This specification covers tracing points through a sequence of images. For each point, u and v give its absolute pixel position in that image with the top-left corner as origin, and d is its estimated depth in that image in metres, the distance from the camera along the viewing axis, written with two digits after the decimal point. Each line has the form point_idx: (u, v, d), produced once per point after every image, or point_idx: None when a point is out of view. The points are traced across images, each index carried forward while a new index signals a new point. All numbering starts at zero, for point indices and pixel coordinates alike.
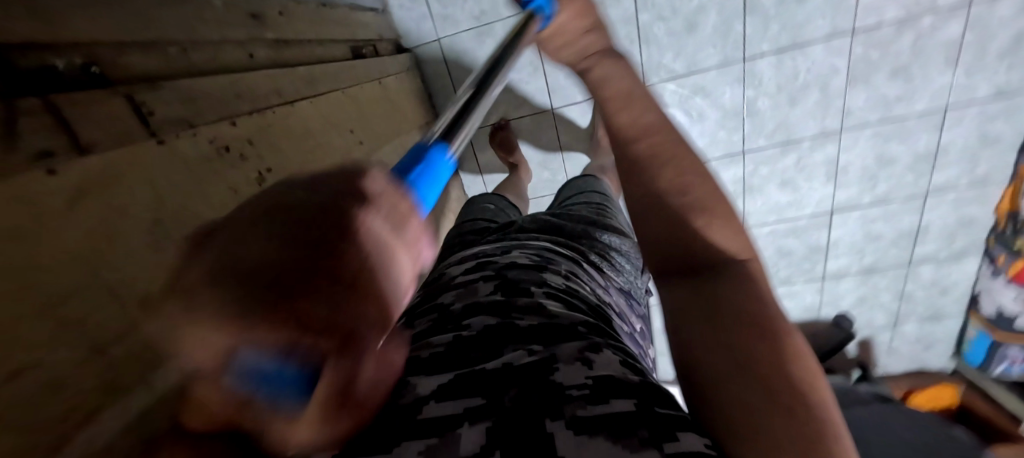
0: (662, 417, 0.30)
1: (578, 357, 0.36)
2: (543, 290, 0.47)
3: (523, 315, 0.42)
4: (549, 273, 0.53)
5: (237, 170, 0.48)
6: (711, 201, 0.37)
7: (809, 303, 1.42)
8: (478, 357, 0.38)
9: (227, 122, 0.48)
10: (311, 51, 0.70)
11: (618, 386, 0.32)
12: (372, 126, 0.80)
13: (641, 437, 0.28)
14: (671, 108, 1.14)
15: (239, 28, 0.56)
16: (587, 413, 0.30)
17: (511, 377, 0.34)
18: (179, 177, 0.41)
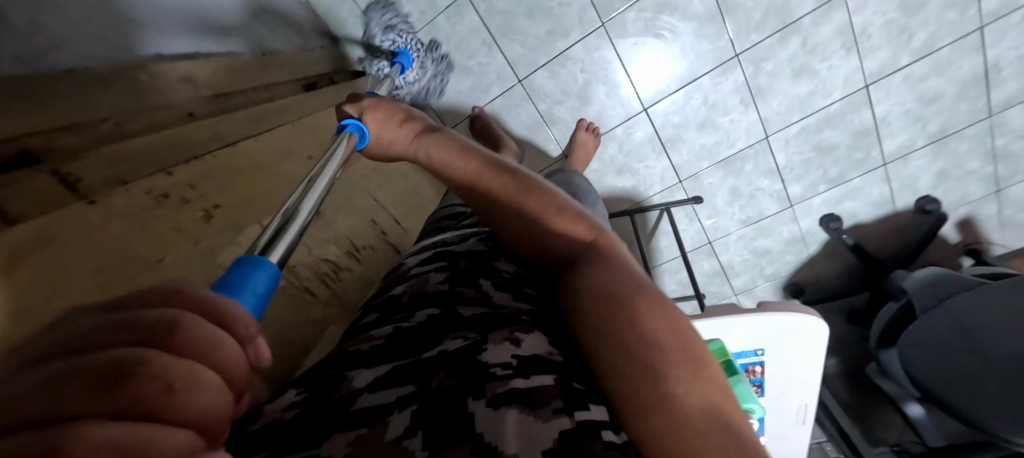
0: (576, 391, 0.35)
1: (507, 339, 0.40)
2: (492, 283, 0.52)
3: (468, 306, 0.47)
4: (498, 263, 0.59)
5: (179, 212, 0.52)
6: (551, 220, 0.48)
7: (879, 197, 1.22)
8: (420, 349, 0.41)
9: (162, 173, 0.53)
10: (257, 95, 0.76)
11: (539, 366, 0.37)
12: (334, 149, 0.83)
13: (554, 407, 0.33)
14: (639, 37, 1.06)
15: (175, 93, 0.62)
16: (509, 388, 0.34)
17: (447, 362, 0.38)
18: (118, 228, 0.46)
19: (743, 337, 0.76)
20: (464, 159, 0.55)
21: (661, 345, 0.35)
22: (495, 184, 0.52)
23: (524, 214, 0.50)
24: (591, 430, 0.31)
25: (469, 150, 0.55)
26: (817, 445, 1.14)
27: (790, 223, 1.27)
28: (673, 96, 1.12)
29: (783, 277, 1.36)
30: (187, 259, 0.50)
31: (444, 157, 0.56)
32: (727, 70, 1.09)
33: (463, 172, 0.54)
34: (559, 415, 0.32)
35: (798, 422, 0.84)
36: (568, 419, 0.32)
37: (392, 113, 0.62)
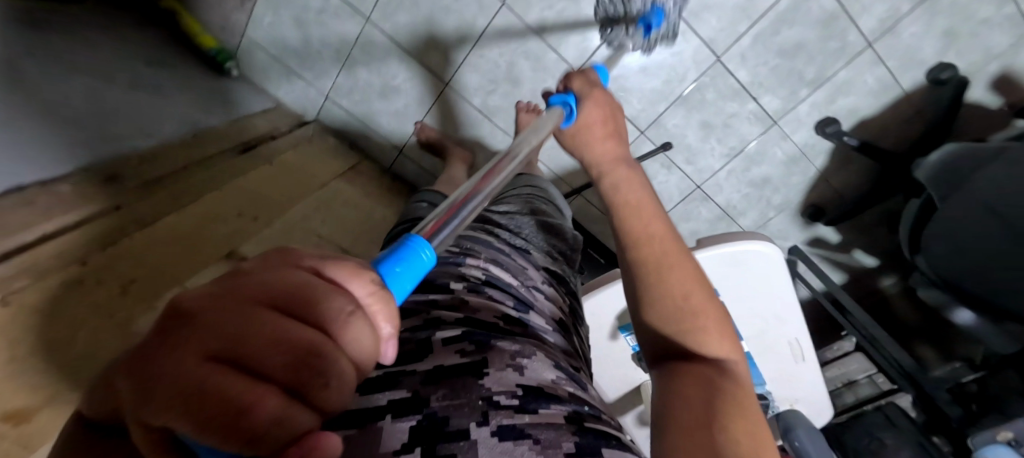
0: (583, 430, 0.38)
1: (507, 367, 0.43)
2: (467, 288, 0.55)
3: (450, 313, 0.50)
4: (466, 268, 0.59)
5: (94, 294, 0.59)
6: (691, 318, 0.47)
7: (876, 83, 1.04)
8: (415, 358, 0.43)
9: (75, 264, 0.59)
10: (185, 173, 0.85)
11: (539, 399, 0.40)
12: (268, 199, 0.90)
13: (564, 449, 0.34)
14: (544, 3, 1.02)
15: (99, 194, 0.70)
16: (514, 420, 0.36)
17: (443, 381, 0.39)
18: (29, 321, 0.52)
19: None
20: (655, 220, 0.56)
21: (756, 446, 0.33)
22: (667, 251, 0.52)
23: (672, 289, 0.49)
24: None
25: (651, 208, 0.58)
26: (867, 379, 1.03)
27: (781, 142, 1.14)
28: (600, 50, 1.06)
29: (797, 201, 1.22)
30: (102, 334, 0.56)
31: (623, 187, 0.62)
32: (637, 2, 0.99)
33: (650, 235, 0.54)
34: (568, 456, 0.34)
35: (796, 361, 0.76)
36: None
37: (609, 114, 0.70)
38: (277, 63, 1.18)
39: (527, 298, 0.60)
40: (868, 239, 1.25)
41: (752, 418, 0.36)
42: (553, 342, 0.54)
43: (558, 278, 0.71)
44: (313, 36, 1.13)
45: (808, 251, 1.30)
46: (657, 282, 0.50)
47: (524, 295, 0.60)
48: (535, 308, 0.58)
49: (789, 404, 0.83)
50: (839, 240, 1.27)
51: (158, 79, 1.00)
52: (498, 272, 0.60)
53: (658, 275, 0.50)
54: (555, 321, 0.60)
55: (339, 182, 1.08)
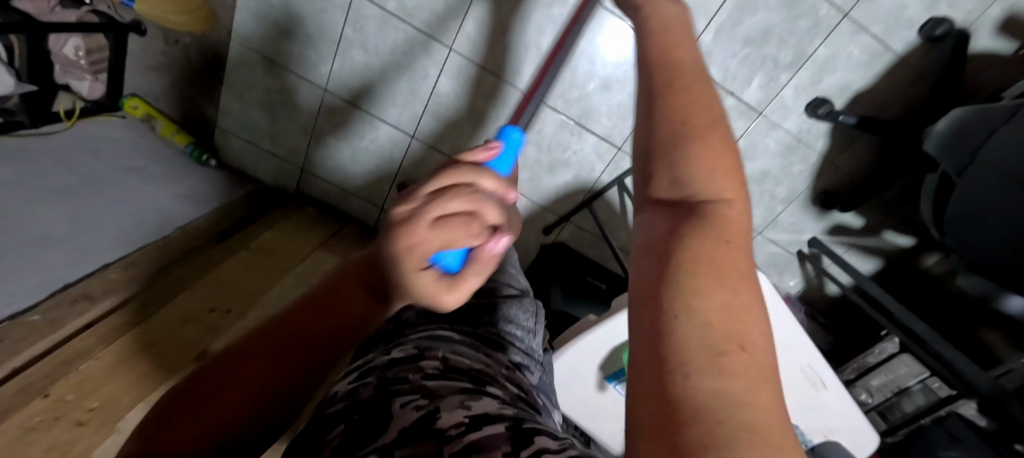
0: (522, 432, 0.33)
1: (458, 406, 0.37)
2: (423, 374, 0.45)
3: (404, 395, 0.40)
4: (424, 361, 0.48)
5: (53, 428, 0.59)
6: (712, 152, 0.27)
7: (863, 53, 0.94)
8: (374, 435, 0.35)
9: (39, 396, 0.60)
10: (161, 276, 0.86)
11: (489, 419, 0.35)
12: (243, 288, 0.90)
13: (505, 449, 0.29)
14: None
15: (74, 314, 0.72)
16: (464, 440, 0.31)
17: (411, 435, 0.33)
18: None
19: None
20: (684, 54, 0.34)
21: (731, 329, 0.17)
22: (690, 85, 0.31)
23: (685, 115, 0.30)
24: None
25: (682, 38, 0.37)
26: (921, 384, 0.85)
27: (771, 132, 1.06)
28: (557, 75, 1.02)
29: (804, 190, 1.13)
30: None
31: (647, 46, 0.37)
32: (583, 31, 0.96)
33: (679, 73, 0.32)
34: (509, 454, 0.29)
35: (818, 388, 0.64)
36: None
37: None
38: (251, 146, 1.20)
39: (490, 376, 0.50)
40: (895, 218, 1.13)
41: (733, 275, 0.20)
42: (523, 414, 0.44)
43: (526, 365, 0.60)
44: (278, 114, 1.14)
45: (829, 241, 1.19)
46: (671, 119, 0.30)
47: (489, 375, 0.50)
48: (498, 384, 0.49)
49: (824, 435, 0.70)
50: (862, 223, 1.15)
51: (140, 185, 1.03)
52: (458, 358, 0.51)
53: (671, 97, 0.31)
54: (522, 397, 0.50)
55: (319, 253, 1.08)
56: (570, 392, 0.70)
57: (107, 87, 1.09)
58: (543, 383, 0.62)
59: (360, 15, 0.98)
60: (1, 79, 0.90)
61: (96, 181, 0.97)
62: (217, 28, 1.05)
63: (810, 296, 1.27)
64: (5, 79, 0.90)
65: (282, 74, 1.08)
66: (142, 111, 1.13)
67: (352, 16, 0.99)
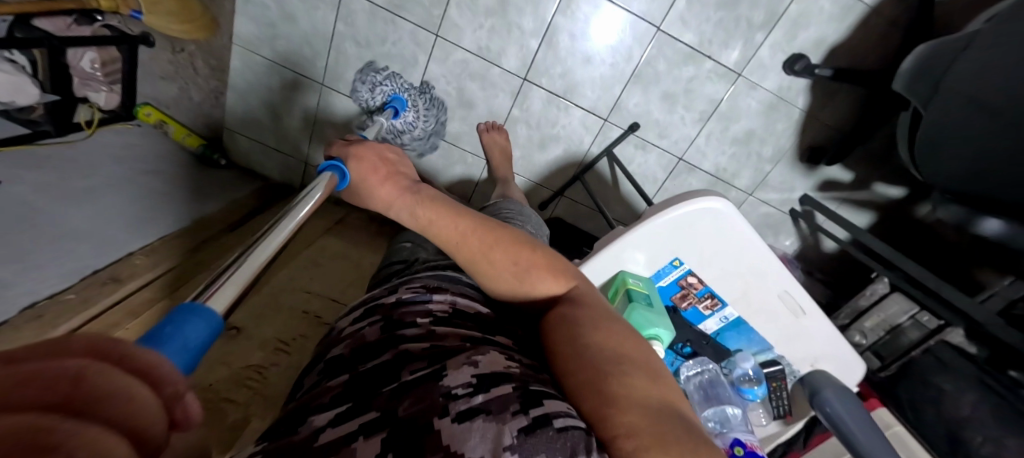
0: (533, 393, 0.38)
1: (465, 363, 0.40)
2: (433, 321, 0.48)
3: (415, 343, 0.44)
4: (433, 305, 0.51)
5: None
6: (545, 277, 0.51)
7: (834, 5, 0.97)
8: (381, 384, 0.39)
9: None
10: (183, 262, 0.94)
11: (498, 380, 0.38)
12: None
13: (512, 410, 0.35)
14: (475, 26, 1.05)
15: (102, 294, 0.78)
16: (471, 404, 0.36)
17: (408, 390, 0.37)
18: None
19: (647, 256, 0.65)
20: (453, 216, 0.52)
21: (629, 361, 0.42)
22: (485, 241, 0.51)
23: (502, 264, 0.50)
24: (544, 420, 0.35)
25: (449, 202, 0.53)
26: (911, 321, 0.86)
27: (753, 92, 1.08)
28: (540, 52, 1.07)
29: (790, 148, 1.15)
30: None
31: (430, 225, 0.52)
32: (574, 10, 1.01)
33: (469, 246, 0.51)
34: (518, 416, 0.35)
35: (796, 315, 0.68)
36: (524, 417, 0.35)
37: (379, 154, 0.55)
38: (257, 145, 1.27)
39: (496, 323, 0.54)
40: (883, 168, 1.14)
41: (621, 336, 0.45)
42: (525, 358, 0.48)
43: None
44: (281, 111, 1.21)
45: (821, 197, 1.20)
46: (499, 279, 0.51)
47: (495, 320, 0.54)
48: (503, 331, 0.52)
49: (810, 365, 0.73)
50: (852, 178, 1.17)
51: (157, 185, 1.10)
52: (466, 304, 0.53)
53: (485, 255, 0.50)
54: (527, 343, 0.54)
55: (326, 238, 1.15)
56: None
57: (121, 98, 1.18)
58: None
59: (350, 10, 1.05)
60: (27, 90, 0.95)
61: (116, 180, 1.04)
62: (219, 34, 1.12)
63: (806, 254, 1.29)
64: (31, 90, 0.95)
65: (282, 73, 1.15)
66: (155, 118, 1.22)
67: (344, 12, 1.05)
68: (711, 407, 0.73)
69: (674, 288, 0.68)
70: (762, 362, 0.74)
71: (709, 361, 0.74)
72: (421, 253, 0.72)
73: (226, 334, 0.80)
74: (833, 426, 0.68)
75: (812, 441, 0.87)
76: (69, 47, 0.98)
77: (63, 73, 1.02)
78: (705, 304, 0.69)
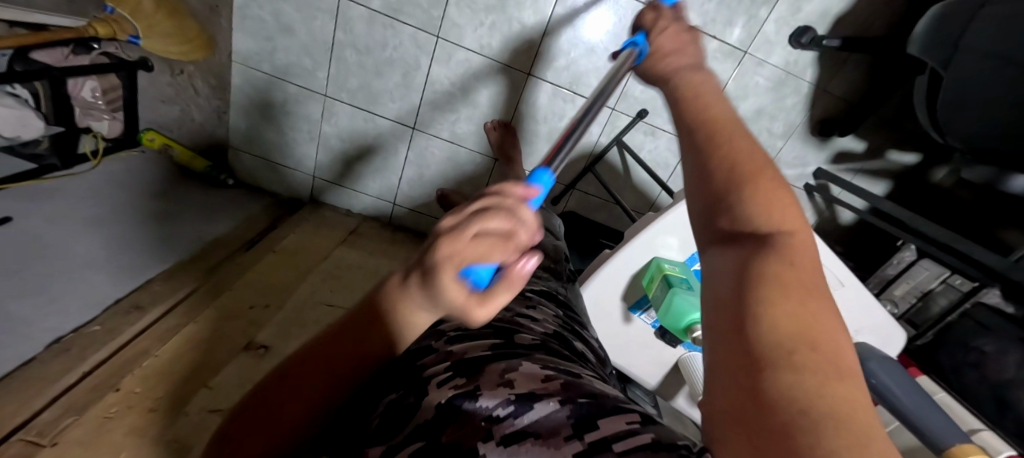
0: (580, 407, 0.35)
1: (500, 383, 0.38)
2: (448, 336, 0.46)
3: (436, 364, 0.42)
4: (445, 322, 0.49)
5: (128, 417, 0.63)
6: (763, 194, 0.35)
7: None
8: (415, 413, 0.38)
9: (110, 391, 0.66)
10: (216, 277, 0.93)
11: (534, 394, 0.37)
12: (274, 286, 0.95)
13: (564, 434, 0.33)
14: (477, 23, 1.04)
15: (126, 322, 0.77)
16: (516, 426, 0.34)
17: (448, 417, 0.36)
18: (76, 451, 0.58)
19: (680, 239, 0.65)
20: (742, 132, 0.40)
21: (801, 334, 0.25)
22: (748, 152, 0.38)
23: (743, 171, 0.37)
24: (599, 444, 0.32)
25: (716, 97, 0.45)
26: (943, 285, 0.86)
27: (759, 68, 1.07)
28: (544, 45, 1.06)
29: (802, 122, 1.13)
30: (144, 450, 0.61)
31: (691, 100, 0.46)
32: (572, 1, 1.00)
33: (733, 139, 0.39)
34: (570, 440, 0.33)
35: (835, 286, 0.67)
36: (579, 442, 0.33)
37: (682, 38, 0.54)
38: (264, 162, 1.26)
39: (515, 320, 0.51)
40: (897, 135, 1.13)
41: (813, 295, 0.28)
42: (554, 355, 0.46)
43: (547, 296, 0.61)
44: (284, 126, 1.20)
45: (835, 169, 1.19)
46: (740, 198, 0.35)
47: (514, 320, 0.51)
48: (525, 327, 0.50)
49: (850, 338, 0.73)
50: (865, 147, 1.16)
51: (168, 210, 1.09)
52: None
53: (718, 153, 0.39)
54: (550, 333, 0.51)
55: (341, 249, 1.14)
56: (599, 330, 0.73)
57: (124, 125, 1.17)
58: (571, 311, 0.62)
59: (348, 18, 1.04)
60: (33, 124, 0.94)
61: (127, 208, 1.04)
62: (217, 53, 1.11)
63: (824, 228, 1.28)
64: (35, 123, 0.95)
65: (283, 87, 1.14)
66: (158, 143, 1.21)
67: (342, 20, 1.04)
68: None
69: None
70: None
71: None
72: None
73: (256, 353, 0.79)
74: (878, 396, 0.67)
75: None
76: (69, 78, 0.97)
77: (65, 103, 1.01)
78: None
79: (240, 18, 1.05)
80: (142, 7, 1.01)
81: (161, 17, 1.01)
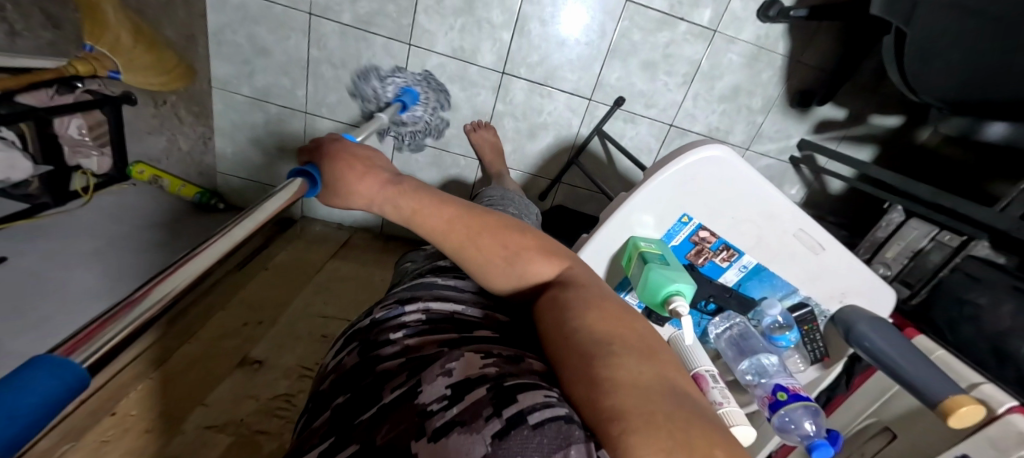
0: (508, 388, 0.35)
1: (440, 374, 0.38)
2: (402, 334, 0.47)
3: (387, 362, 0.44)
4: (406, 316, 0.51)
5: (120, 441, 0.64)
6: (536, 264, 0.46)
7: None
8: (363, 411, 0.38)
9: (106, 416, 0.67)
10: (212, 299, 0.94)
11: (469, 384, 0.37)
12: (267, 303, 0.96)
13: (486, 416, 0.33)
14: (447, 28, 1.05)
15: None
16: (445, 417, 0.34)
17: (386, 416, 0.36)
18: None
19: (655, 217, 0.64)
20: (438, 208, 0.47)
21: (639, 356, 0.37)
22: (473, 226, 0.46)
23: (490, 251, 0.45)
24: (518, 420, 0.32)
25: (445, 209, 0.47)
26: (933, 243, 0.85)
27: (731, 45, 1.07)
28: (514, 43, 1.07)
29: (780, 95, 1.13)
30: None
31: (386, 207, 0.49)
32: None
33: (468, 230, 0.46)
34: (492, 420, 0.32)
35: (816, 251, 0.65)
36: (498, 421, 0.32)
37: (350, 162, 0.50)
38: (252, 184, 1.27)
39: (478, 315, 0.53)
40: (878, 100, 1.13)
41: (623, 319, 0.41)
42: (512, 347, 0.47)
43: None
44: (268, 147, 1.22)
45: (819, 139, 1.19)
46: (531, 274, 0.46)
47: (476, 316, 0.52)
48: (486, 323, 0.51)
49: (839, 302, 0.71)
50: (846, 114, 1.15)
51: (160, 238, 1.11)
52: (440, 305, 0.52)
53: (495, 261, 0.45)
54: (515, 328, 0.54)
55: (333, 262, 1.15)
56: None
57: (113, 160, 1.19)
58: None
59: (321, 35, 1.06)
60: (20, 165, 0.96)
61: (120, 239, 1.06)
62: (198, 81, 1.13)
63: (815, 199, 1.27)
64: (23, 165, 0.96)
65: (265, 108, 1.15)
66: (148, 175, 1.23)
67: (315, 38, 1.06)
68: (746, 360, 0.71)
69: (687, 246, 0.67)
70: (790, 307, 0.72)
71: (735, 315, 0.73)
72: (412, 267, 0.74)
73: (250, 368, 0.80)
74: (878, 362, 0.66)
75: (855, 383, 0.85)
76: (54, 117, 0.99)
77: (52, 143, 1.03)
78: (722, 256, 0.67)
79: (216, 45, 1.07)
80: (121, 42, 1.02)
81: (141, 50, 1.04)
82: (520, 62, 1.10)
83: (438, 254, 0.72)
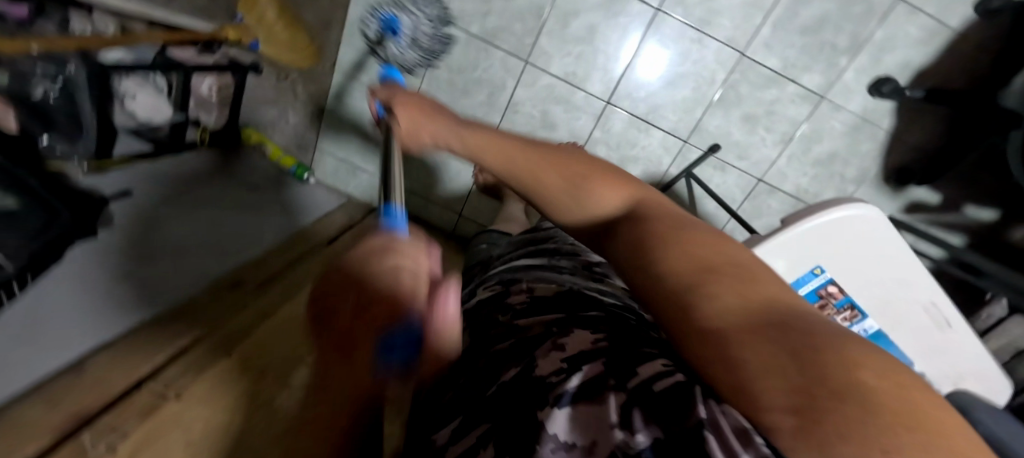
0: (622, 362, 0.36)
1: (552, 348, 0.39)
2: (512, 314, 0.50)
3: (503, 342, 0.45)
4: (509, 299, 0.54)
5: (246, 383, 0.72)
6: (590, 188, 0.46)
7: (918, 29, 0.99)
8: (483, 388, 0.39)
9: (229, 359, 0.74)
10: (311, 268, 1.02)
11: (587, 357, 0.36)
12: None
13: (608, 387, 0.33)
14: (564, 55, 1.11)
15: (230, 297, 0.83)
16: (564, 385, 0.34)
17: (515, 393, 0.36)
18: (209, 412, 0.65)
19: (788, 264, 0.65)
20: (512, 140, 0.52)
21: (701, 268, 0.33)
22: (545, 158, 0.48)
23: (552, 180, 0.47)
24: (645, 393, 0.32)
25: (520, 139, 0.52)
26: None
27: (836, 114, 1.09)
28: (624, 78, 1.12)
29: (875, 169, 1.14)
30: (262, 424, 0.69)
31: (420, 127, 0.60)
32: (661, 38, 1.06)
33: (527, 168, 0.49)
34: (613, 391, 0.33)
35: (942, 328, 0.66)
36: (616, 393, 0.32)
37: (418, 103, 0.62)
38: None
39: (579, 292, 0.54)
40: (975, 190, 1.12)
41: (674, 232, 0.38)
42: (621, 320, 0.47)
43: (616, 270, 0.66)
44: None
45: (909, 220, 1.18)
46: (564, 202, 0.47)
47: (573, 290, 0.53)
48: (590, 298, 0.52)
49: (953, 384, 0.69)
50: (940, 199, 1.15)
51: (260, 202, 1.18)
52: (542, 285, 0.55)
53: (543, 186, 0.48)
54: (618, 304, 0.52)
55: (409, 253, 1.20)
56: None
57: None
58: None
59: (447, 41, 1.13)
60: (162, 109, 0.95)
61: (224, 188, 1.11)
62: None
63: None
64: (165, 110, 0.96)
65: None
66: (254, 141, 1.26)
67: None
68: None
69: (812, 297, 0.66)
70: None
71: None
72: (499, 252, 0.81)
73: None
74: None
75: None
76: (196, 73, 0.99)
77: (185, 95, 1.01)
78: (843, 316, 0.67)
79: None
80: (267, 18, 1.10)
81: (281, 26, 1.12)
82: (625, 96, 1.14)
83: (522, 240, 0.78)
